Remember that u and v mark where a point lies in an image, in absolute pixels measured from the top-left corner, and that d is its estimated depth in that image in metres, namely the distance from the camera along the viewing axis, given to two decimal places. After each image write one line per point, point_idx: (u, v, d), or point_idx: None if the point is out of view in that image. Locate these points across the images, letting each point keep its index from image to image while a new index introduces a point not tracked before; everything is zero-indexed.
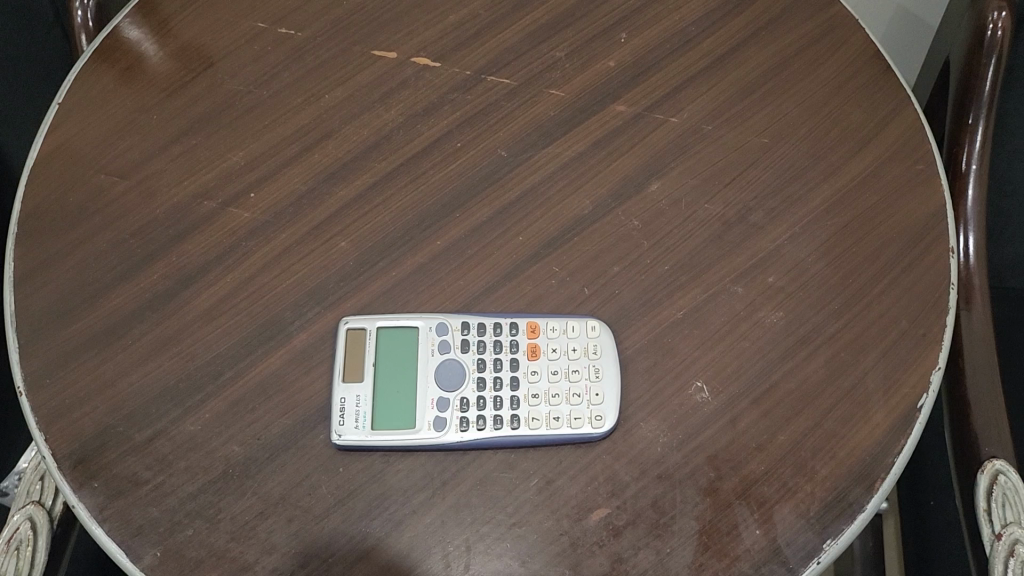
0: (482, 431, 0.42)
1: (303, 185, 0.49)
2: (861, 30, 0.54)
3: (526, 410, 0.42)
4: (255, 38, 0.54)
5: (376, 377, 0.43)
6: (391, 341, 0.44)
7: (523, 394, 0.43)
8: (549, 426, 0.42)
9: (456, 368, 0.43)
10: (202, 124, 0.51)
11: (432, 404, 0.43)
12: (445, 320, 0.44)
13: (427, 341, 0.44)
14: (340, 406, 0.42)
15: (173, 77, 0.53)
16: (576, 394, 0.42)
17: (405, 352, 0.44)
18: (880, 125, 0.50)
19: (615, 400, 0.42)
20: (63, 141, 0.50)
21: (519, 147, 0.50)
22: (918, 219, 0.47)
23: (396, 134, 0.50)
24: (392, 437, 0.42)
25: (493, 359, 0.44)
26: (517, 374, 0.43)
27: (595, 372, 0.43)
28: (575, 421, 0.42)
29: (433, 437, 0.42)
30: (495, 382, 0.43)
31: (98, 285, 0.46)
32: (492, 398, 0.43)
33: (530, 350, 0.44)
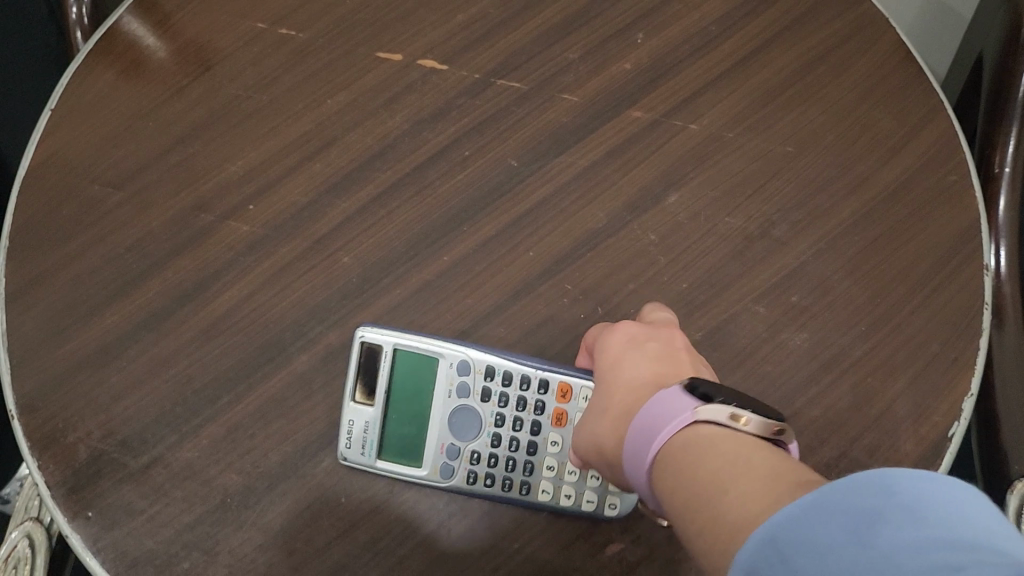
0: (489, 487, 0.41)
1: (304, 196, 0.47)
2: (893, 28, 0.51)
3: (538, 479, 0.41)
4: (254, 39, 0.52)
5: (389, 404, 0.42)
6: (410, 365, 0.42)
7: (538, 462, 0.41)
8: (557, 499, 0.41)
9: (471, 417, 0.42)
10: (199, 130, 0.49)
11: (441, 448, 0.41)
12: (469, 357, 0.42)
13: (447, 379, 0.42)
14: (347, 427, 0.40)
15: (169, 80, 0.50)
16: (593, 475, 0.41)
17: (423, 384, 0.42)
18: (912, 131, 0.48)
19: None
20: (56, 148, 0.48)
21: (531, 156, 0.47)
22: (951, 234, 0.45)
23: (401, 141, 0.48)
24: (397, 472, 0.41)
25: (514, 417, 0.42)
26: (536, 440, 0.42)
27: None
28: (586, 504, 0.40)
29: (437, 482, 0.41)
30: (512, 442, 0.42)
31: (90, 304, 0.44)
32: (506, 458, 0.42)
33: (556, 417, 0.42)
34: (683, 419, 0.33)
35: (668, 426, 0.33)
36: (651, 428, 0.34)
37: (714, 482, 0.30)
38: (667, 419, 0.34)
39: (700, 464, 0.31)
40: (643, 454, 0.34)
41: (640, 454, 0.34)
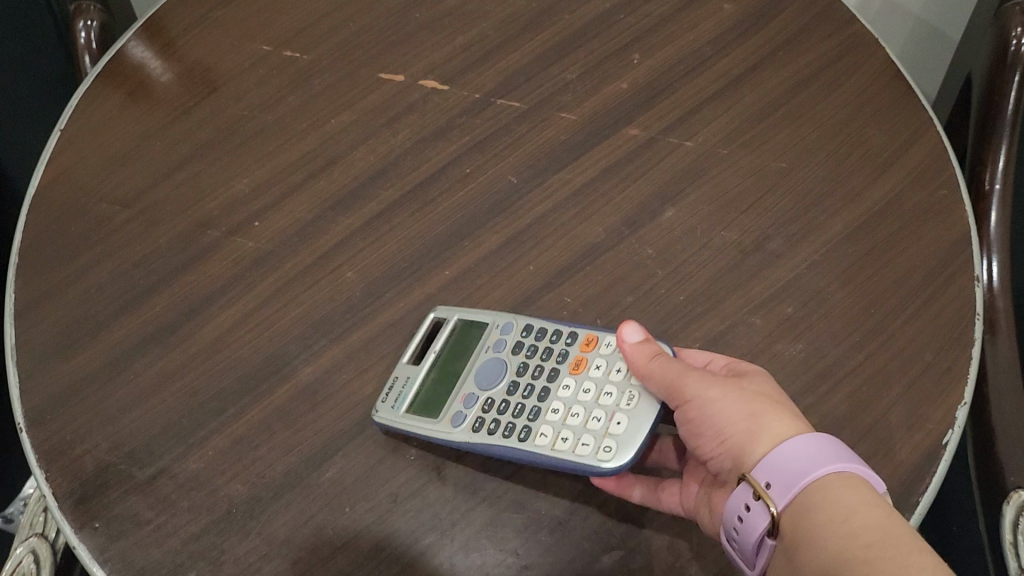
0: (490, 434, 0.39)
1: (308, 213, 0.48)
2: (882, 48, 0.52)
3: (541, 426, 0.39)
4: (259, 61, 0.54)
5: (432, 370, 0.42)
6: (462, 335, 0.43)
7: (545, 408, 0.40)
8: (554, 447, 0.38)
9: (495, 368, 0.42)
10: (206, 150, 0.50)
11: (461, 398, 0.41)
12: (513, 319, 0.42)
13: (489, 337, 0.42)
14: (389, 384, 0.41)
15: (176, 101, 0.52)
16: (597, 420, 0.39)
17: (466, 347, 0.43)
18: (903, 147, 0.49)
19: (635, 431, 0.37)
20: (65, 168, 0.50)
21: (530, 173, 0.48)
22: (945, 245, 0.45)
23: (403, 159, 0.49)
24: (410, 422, 0.40)
25: (536, 366, 0.41)
26: (550, 387, 0.41)
27: (627, 399, 0.39)
28: (581, 450, 0.38)
29: (446, 430, 0.40)
30: (527, 389, 0.41)
31: (98, 319, 0.45)
32: (517, 404, 0.40)
33: (576, 363, 0.41)
34: (841, 457, 0.34)
35: (821, 458, 0.34)
36: (800, 449, 0.34)
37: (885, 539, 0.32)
38: (815, 450, 0.34)
39: (863, 513, 0.32)
40: (792, 471, 0.34)
41: (786, 469, 0.34)
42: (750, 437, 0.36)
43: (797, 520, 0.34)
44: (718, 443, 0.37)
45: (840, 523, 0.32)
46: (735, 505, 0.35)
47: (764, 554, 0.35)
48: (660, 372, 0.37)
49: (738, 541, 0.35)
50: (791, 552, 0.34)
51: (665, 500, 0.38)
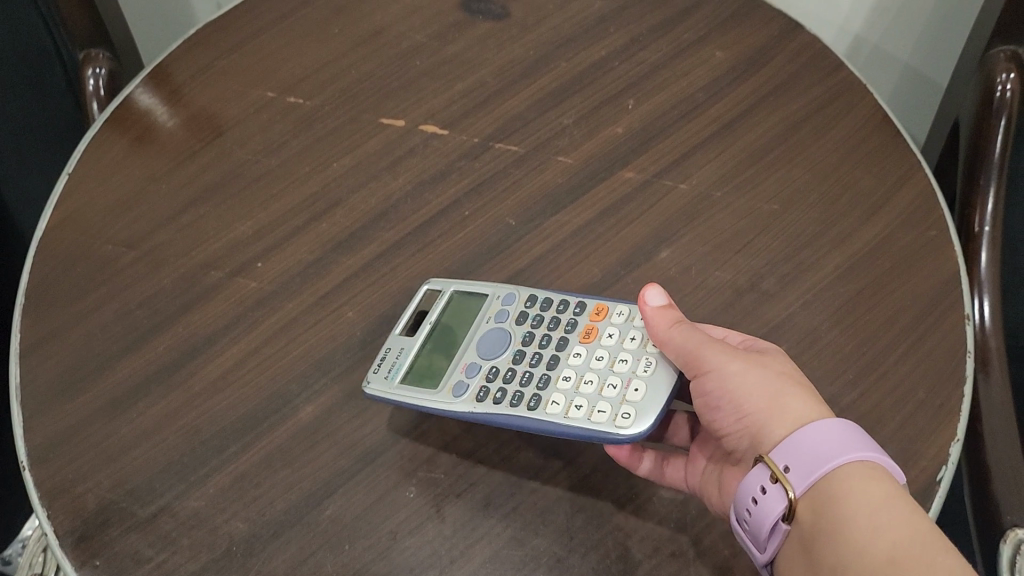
0: (498, 404, 0.40)
1: (310, 254, 0.48)
2: (871, 94, 0.54)
3: (551, 394, 0.40)
4: (264, 107, 0.55)
5: (427, 344, 0.44)
6: (461, 307, 0.45)
7: (554, 376, 0.41)
8: (567, 414, 0.39)
9: (498, 339, 0.43)
10: (211, 192, 0.51)
11: (462, 368, 0.42)
12: (514, 292, 0.44)
13: (490, 309, 0.44)
14: (383, 354, 0.43)
15: (182, 146, 0.54)
16: (611, 387, 0.40)
17: (467, 318, 0.44)
18: (892, 189, 0.50)
19: (652, 397, 0.39)
20: (73, 210, 0.51)
21: (528, 215, 0.49)
22: (935, 284, 0.46)
23: (403, 202, 0.50)
24: (410, 395, 0.41)
25: (542, 336, 0.43)
26: (557, 355, 0.42)
27: (642, 366, 0.40)
28: (596, 415, 0.39)
29: (451, 399, 0.41)
30: (533, 358, 0.42)
31: (101, 358, 0.45)
32: (523, 372, 0.42)
33: (585, 332, 0.42)
34: (862, 445, 0.35)
35: (844, 448, 0.35)
36: (821, 438, 0.36)
37: (907, 531, 0.34)
38: (837, 439, 0.36)
39: (886, 506, 0.34)
40: (814, 460, 0.36)
41: (806, 457, 0.36)
42: (767, 412, 0.38)
43: (819, 509, 0.35)
44: (739, 417, 0.39)
45: (867, 518, 0.34)
46: (750, 488, 0.36)
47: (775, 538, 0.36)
48: (682, 344, 0.39)
49: (749, 523, 0.37)
50: (807, 535, 0.36)
51: (669, 474, 0.40)
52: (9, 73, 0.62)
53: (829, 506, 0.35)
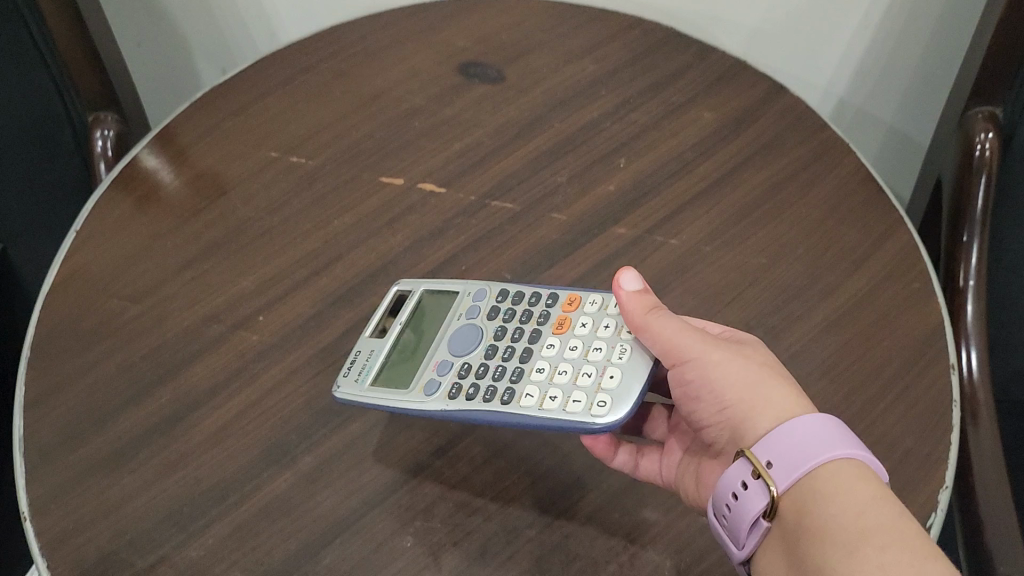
0: (471, 400, 0.42)
1: (310, 308, 0.50)
2: (853, 152, 0.56)
3: (524, 386, 0.42)
4: (267, 166, 0.57)
5: (399, 344, 0.46)
6: (433, 304, 0.47)
7: (528, 368, 0.43)
8: (542, 406, 0.41)
9: (469, 336, 0.45)
10: (215, 248, 0.53)
11: (434, 368, 0.44)
12: (483, 288, 0.47)
13: (461, 306, 0.46)
14: (354, 358, 0.44)
15: (187, 204, 0.55)
16: (586, 376, 0.42)
17: (438, 315, 0.47)
18: (876, 243, 0.51)
19: (625, 385, 0.41)
20: (81, 266, 0.52)
21: (523, 270, 0.51)
22: (920, 335, 0.47)
23: (402, 257, 0.52)
24: (380, 398, 0.43)
25: (514, 330, 0.45)
26: (530, 347, 0.44)
27: (615, 354, 0.42)
28: (571, 406, 0.40)
29: (422, 398, 0.43)
30: (506, 351, 0.44)
31: (104, 409, 0.46)
32: (495, 367, 0.43)
33: (557, 324, 0.44)
34: (845, 446, 0.37)
35: (828, 445, 0.37)
36: (805, 436, 0.37)
37: (891, 530, 0.35)
38: (821, 436, 0.37)
39: (872, 507, 0.35)
40: (798, 456, 0.37)
41: (790, 455, 0.37)
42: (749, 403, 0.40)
43: (805, 507, 0.36)
44: (718, 411, 0.41)
45: (853, 517, 0.35)
46: (732, 483, 0.38)
47: (757, 534, 0.37)
48: (661, 334, 0.41)
49: (731, 518, 0.38)
50: (793, 537, 0.37)
51: (643, 467, 0.43)
52: (21, 136, 0.63)
53: (815, 505, 0.36)
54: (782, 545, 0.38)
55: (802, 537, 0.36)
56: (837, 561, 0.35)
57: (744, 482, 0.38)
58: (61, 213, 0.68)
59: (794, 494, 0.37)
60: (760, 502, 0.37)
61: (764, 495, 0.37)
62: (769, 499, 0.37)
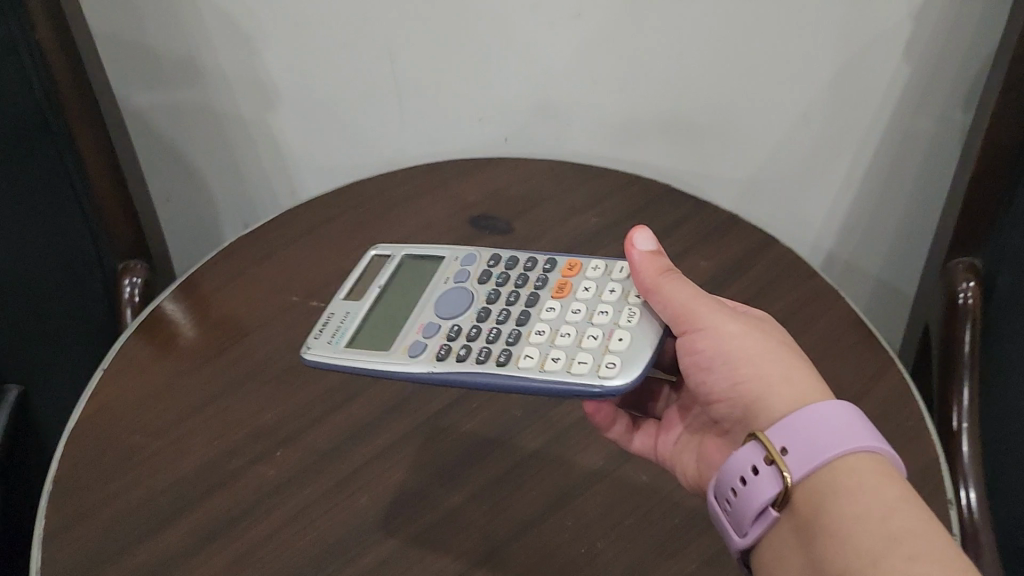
0: (465, 360, 0.47)
1: (327, 443, 0.51)
2: (842, 298, 0.59)
3: (521, 349, 0.47)
4: (288, 309, 0.60)
5: (377, 303, 0.53)
6: (413, 272, 0.55)
7: (525, 331, 0.48)
8: (543, 367, 0.46)
9: (457, 301, 0.51)
10: (237, 385, 0.55)
11: (420, 330, 0.50)
12: (471, 256, 0.54)
13: (446, 273, 0.54)
14: (324, 319, 0.52)
15: (210, 344, 0.58)
16: (592, 340, 0.46)
17: (418, 283, 0.54)
18: (868, 383, 0.54)
19: (633, 348, 0.45)
20: (106, 402, 0.54)
21: (533, 408, 0.53)
22: (917, 471, 0.49)
23: (417, 395, 0.54)
24: (365, 360, 0.49)
25: (506, 297, 0.51)
26: (527, 310, 0.50)
27: (621, 320, 0.47)
28: (578, 368, 0.45)
29: (411, 357, 0.48)
30: (499, 313, 0.50)
31: (123, 541, 0.47)
32: (489, 329, 0.49)
33: (555, 293, 0.50)
34: (859, 437, 0.39)
35: (845, 437, 0.39)
36: (821, 420, 0.40)
37: (918, 536, 0.36)
38: (839, 428, 0.39)
39: (897, 511, 0.37)
40: (814, 447, 0.39)
41: (805, 438, 0.39)
42: (762, 375, 0.43)
43: (827, 507, 0.38)
44: (731, 384, 0.45)
45: (878, 521, 0.37)
46: (744, 467, 0.40)
47: (767, 520, 0.40)
48: (673, 299, 0.45)
49: (744, 504, 0.40)
50: (812, 539, 0.38)
51: (636, 443, 0.50)
52: (53, 284, 0.66)
53: (839, 508, 0.37)
54: (798, 545, 0.39)
55: (826, 540, 0.37)
56: (859, 564, 0.36)
57: (755, 467, 0.40)
58: (81, 363, 0.70)
59: (814, 493, 0.39)
60: (773, 491, 0.39)
61: (778, 483, 0.39)
62: (781, 487, 0.39)
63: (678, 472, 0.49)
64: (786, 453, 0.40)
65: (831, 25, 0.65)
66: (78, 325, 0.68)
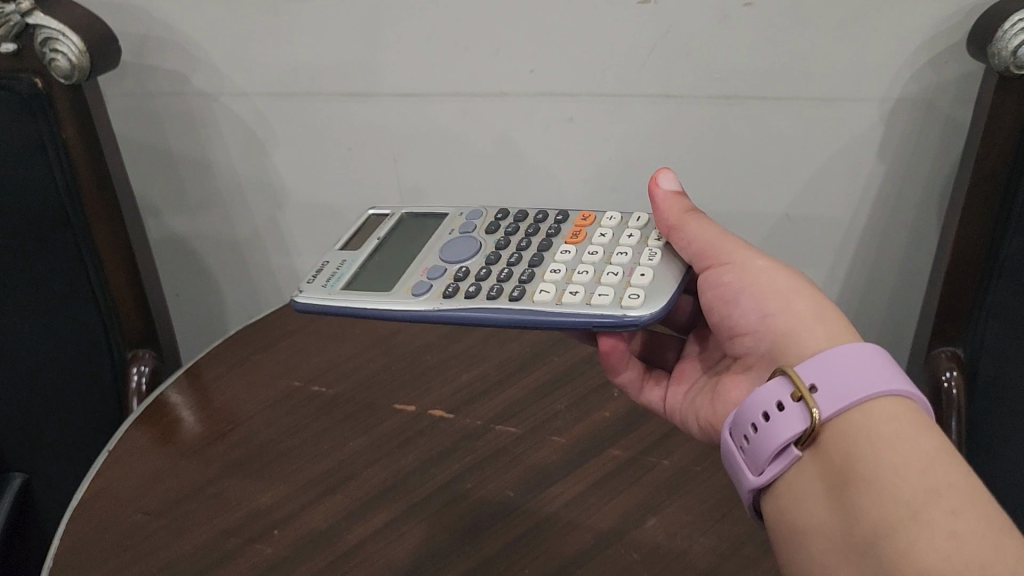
0: (476, 297, 0.49)
1: (324, 522, 0.52)
2: None
3: (536, 286, 0.49)
4: (290, 394, 0.63)
5: (374, 254, 0.57)
6: (412, 228, 0.59)
7: (539, 272, 0.51)
8: (560, 301, 0.48)
9: (464, 249, 0.54)
10: (236, 467, 0.56)
11: (425, 273, 0.53)
12: (478, 212, 0.58)
13: (450, 227, 0.57)
14: (316, 269, 0.55)
15: (210, 431, 0.59)
16: (612, 278, 0.49)
17: (419, 238, 0.58)
18: None
19: (654, 283, 0.47)
20: (107, 485, 0.55)
21: (525, 487, 0.53)
22: None
23: (412, 475, 0.55)
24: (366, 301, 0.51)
25: (516, 246, 0.54)
26: (542, 255, 0.53)
27: (639, 261, 0.50)
28: (598, 300, 0.47)
29: (417, 296, 0.51)
30: (509, 257, 0.53)
31: None
32: (500, 272, 0.51)
33: (570, 241, 0.53)
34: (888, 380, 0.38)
35: (879, 378, 0.39)
36: (848, 360, 0.39)
37: (959, 492, 0.34)
38: (867, 371, 0.39)
39: (937, 466, 0.35)
40: (844, 388, 0.38)
41: (833, 377, 0.39)
42: (787, 300, 0.45)
43: (861, 455, 0.37)
44: (761, 321, 0.46)
45: (918, 474, 0.35)
46: (769, 404, 0.40)
47: (787, 459, 0.39)
48: (696, 236, 0.49)
49: (766, 442, 0.40)
50: (848, 492, 0.37)
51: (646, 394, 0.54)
52: (63, 374, 0.68)
53: (876, 460, 0.36)
54: (827, 495, 0.38)
55: (864, 494, 0.36)
56: (899, 517, 0.34)
57: (781, 403, 0.40)
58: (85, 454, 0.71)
59: (846, 439, 0.38)
60: (798, 430, 0.39)
61: (803, 421, 0.39)
62: (809, 423, 0.38)
63: (685, 422, 0.52)
64: (815, 390, 0.39)
65: (810, 128, 0.69)
66: (84, 416, 0.70)
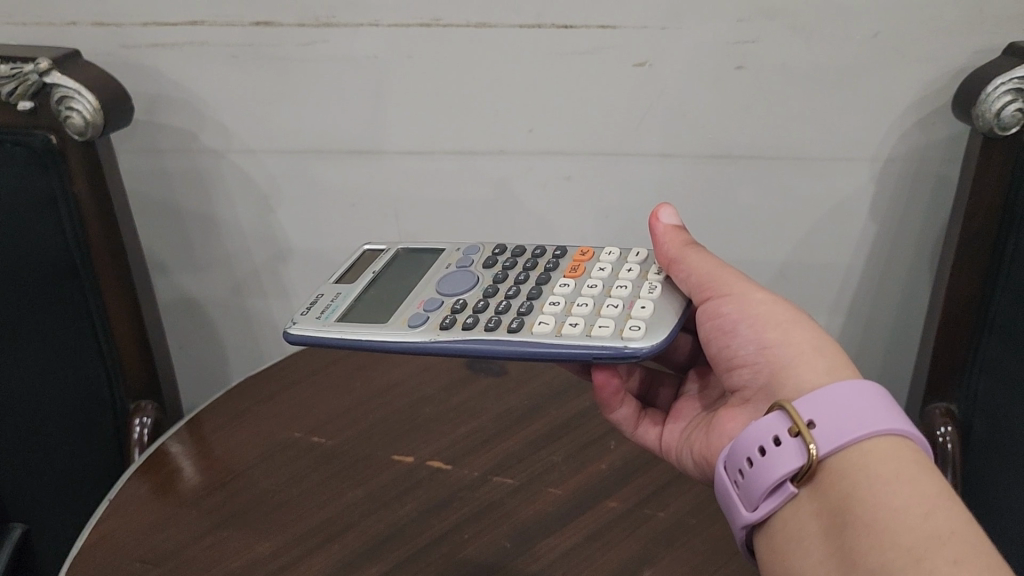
0: (473, 326, 0.50)
1: (320, 572, 0.52)
2: None
3: (535, 318, 0.50)
4: (290, 445, 0.63)
5: (370, 288, 0.58)
6: (406, 264, 0.61)
7: (538, 304, 0.52)
8: (559, 332, 0.48)
9: (461, 282, 0.55)
10: (234, 517, 0.57)
11: (422, 305, 0.54)
12: (476, 249, 0.60)
13: (447, 262, 0.59)
14: (311, 301, 0.56)
15: (211, 482, 0.60)
16: (613, 310, 0.50)
17: (414, 273, 0.59)
18: None
19: (657, 316, 0.48)
20: (106, 534, 0.56)
21: (521, 539, 0.54)
22: None
23: (409, 526, 0.55)
24: (362, 331, 0.52)
25: (514, 280, 0.55)
26: (540, 288, 0.54)
27: (641, 295, 0.51)
28: (599, 331, 0.48)
29: (413, 326, 0.51)
30: (508, 289, 0.54)
31: None
32: (499, 304, 0.52)
33: (571, 275, 0.55)
34: (886, 420, 0.39)
35: (877, 417, 0.39)
36: (848, 398, 0.40)
37: (959, 539, 0.35)
38: (867, 411, 0.40)
39: (937, 512, 0.36)
40: (842, 427, 0.39)
41: (831, 414, 0.40)
42: (784, 331, 0.46)
43: (862, 500, 0.37)
44: (759, 348, 0.47)
45: (919, 520, 0.35)
46: (767, 437, 0.41)
47: (782, 495, 0.40)
48: (695, 268, 0.50)
49: (762, 476, 0.40)
50: (847, 535, 0.37)
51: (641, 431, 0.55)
52: (66, 424, 0.69)
53: (876, 505, 0.37)
54: (826, 539, 0.38)
55: (863, 538, 0.36)
56: (898, 561, 0.34)
57: (778, 439, 0.40)
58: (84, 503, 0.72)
59: (845, 482, 0.38)
60: (795, 465, 0.39)
61: (801, 458, 0.39)
62: (806, 460, 0.39)
63: (680, 459, 0.53)
64: (813, 427, 0.40)
65: (803, 187, 0.71)
66: (84, 465, 0.70)
